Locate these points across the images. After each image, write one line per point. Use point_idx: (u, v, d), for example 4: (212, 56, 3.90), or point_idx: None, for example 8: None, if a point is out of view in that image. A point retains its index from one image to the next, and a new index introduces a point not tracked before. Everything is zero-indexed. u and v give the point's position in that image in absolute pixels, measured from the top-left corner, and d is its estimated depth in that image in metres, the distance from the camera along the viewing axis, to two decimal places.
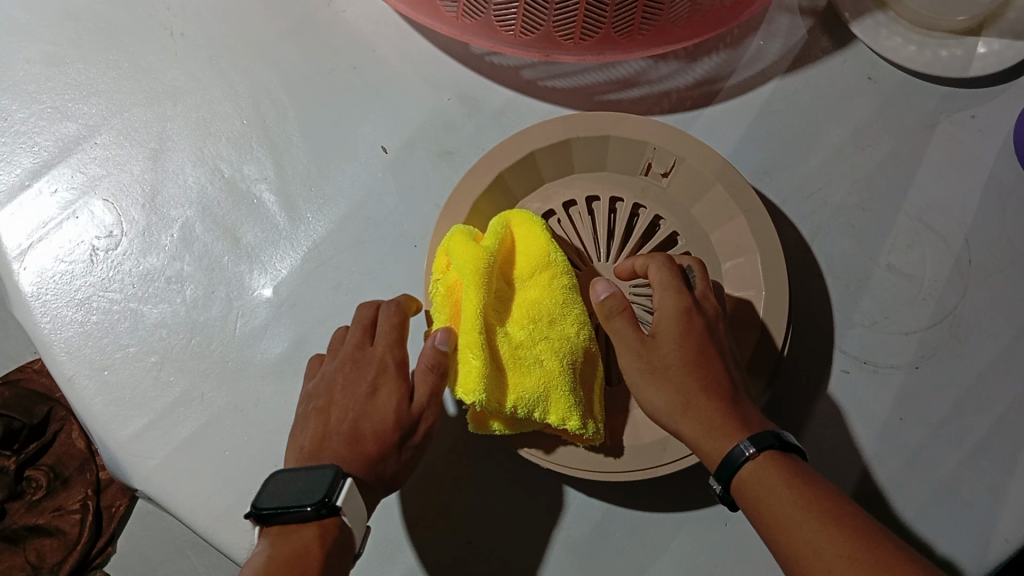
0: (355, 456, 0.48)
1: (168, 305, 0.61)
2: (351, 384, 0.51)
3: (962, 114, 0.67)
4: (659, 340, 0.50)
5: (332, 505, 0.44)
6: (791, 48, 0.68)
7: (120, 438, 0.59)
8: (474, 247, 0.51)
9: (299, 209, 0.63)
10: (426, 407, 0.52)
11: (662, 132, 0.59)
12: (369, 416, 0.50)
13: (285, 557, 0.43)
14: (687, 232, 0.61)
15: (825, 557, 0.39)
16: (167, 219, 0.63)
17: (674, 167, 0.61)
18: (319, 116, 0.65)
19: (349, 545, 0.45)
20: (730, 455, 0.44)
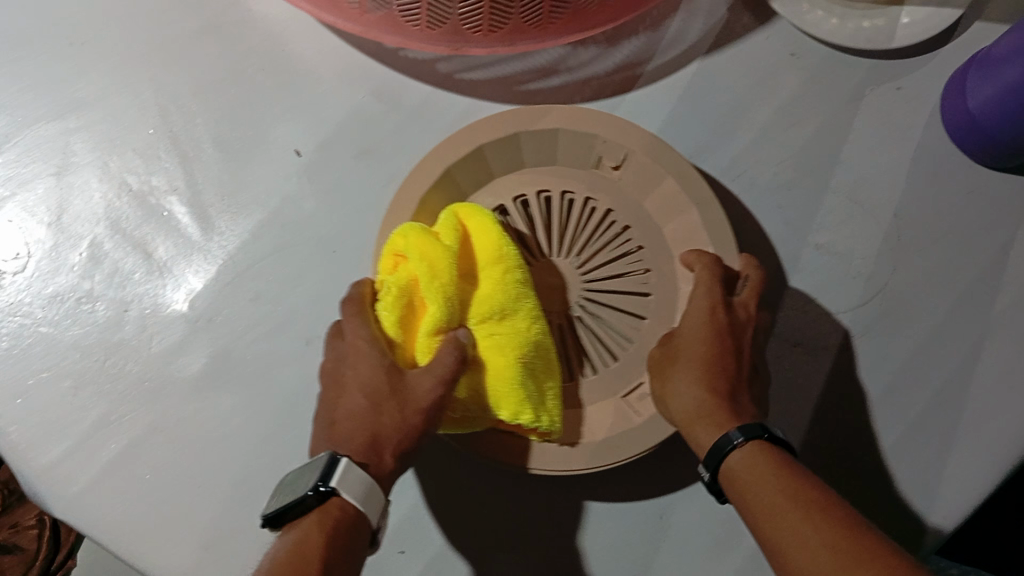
0: (355, 436, 0.47)
1: (81, 327, 0.60)
2: (342, 372, 0.50)
3: (889, 86, 0.65)
4: (683, 337, 0.52)
5: (327, 487, 0.43)
6: (713, 26, 0.66)
7: (37, 467, 0.58)
8: (437, 247, 0.49)
9: (211, 219, 0.61)
10: (428, 374, 0.48)
11: (615, 124, 0.56)
12: (361, 397, 0.48)
13: (287, 544, 0.42)
14: (640, 224, 0.60)
15: (800, 528, 0.39)
16: (75, 237, 0.61)
17: (625, 159, 0.58)
18: (229, 123, 0.63)
19: (361, 532, 0.44)
20: (721, 440, 0.47)
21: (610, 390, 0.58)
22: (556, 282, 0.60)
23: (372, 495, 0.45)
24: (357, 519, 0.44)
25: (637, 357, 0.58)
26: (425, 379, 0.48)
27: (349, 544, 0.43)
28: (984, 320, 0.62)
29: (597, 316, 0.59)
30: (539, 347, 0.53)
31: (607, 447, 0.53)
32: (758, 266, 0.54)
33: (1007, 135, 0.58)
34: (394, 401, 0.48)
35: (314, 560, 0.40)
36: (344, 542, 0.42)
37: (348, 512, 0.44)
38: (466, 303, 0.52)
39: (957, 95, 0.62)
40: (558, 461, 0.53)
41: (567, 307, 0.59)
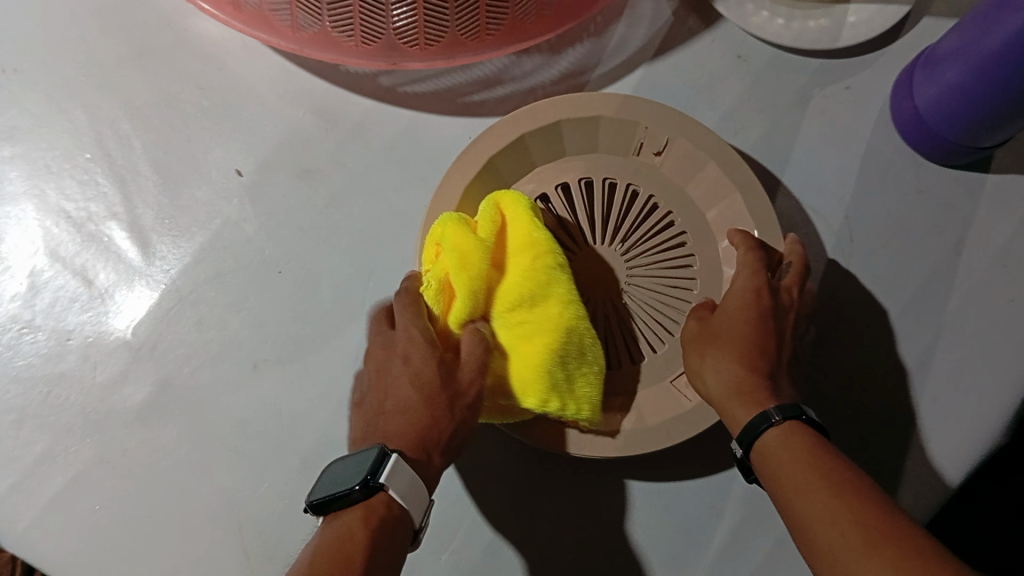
0: (404, 431, 0.46)
1: (23, 359, 0.59)
2: (385, 365, 0.49)
3: (836, 86, 0.65)
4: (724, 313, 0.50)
5: (374, 483, 0.42)
6: (656, 32, 0.65)
7: None
8: (465, 237, 0.49)
9: (152, 243, 0.60)
10: (470, 366, 0.48)
11: (655, 111, 0.56)
12: (409, 394, 0.47)
13: (331, 541, 0.40)
14: (685, 211, 0.58)
15: (835, 522, 0.37)
16: (14, 267, 0.60)
17: (667, 147, 0.57)
18: (168, 146, 0.62)
19: (402, 530, 0.43)
20: (758, 418, 0.44)
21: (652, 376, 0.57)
22: (598, 270, 0.59)
23: (418, 490, 0.44)
24: (402, 516, 0.43)
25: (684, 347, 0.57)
26: (473, 370, 0.48)
27: (392, 544, 0.42)
28: (936, 320, 0.61)
29: (638, 304, 0.58)
30: (579, 335, 0.51)
31: (657, 433, 0.53)
32: (804, 247, 0.53)
33: (960, 135, 0.58)
34: (445, 393, 0.47)
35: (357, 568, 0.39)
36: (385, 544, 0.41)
37: (393, 510, 0.43)
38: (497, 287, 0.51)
39: (904, 94, 0.61)
40: (598, 450, 0.53)
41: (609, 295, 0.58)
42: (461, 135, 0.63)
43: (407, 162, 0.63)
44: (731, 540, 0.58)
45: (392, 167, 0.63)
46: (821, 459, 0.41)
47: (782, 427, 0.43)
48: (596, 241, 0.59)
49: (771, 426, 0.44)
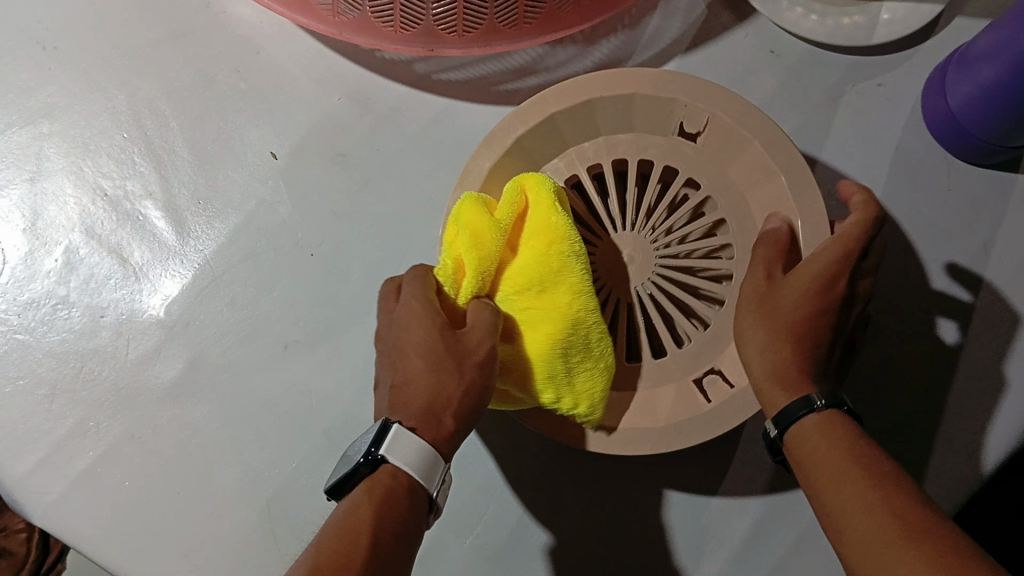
0: (417, 400, 0.45)
1: (57, 333, 0.59)
2: (396, 336, 0.48)
3: (869, 83, 0.65)
4: (779, 292, 0.49)
5: (375, 454, 0.43)
6: (691, 25, 0.65)
7: (14, 475, 0.58)
8: (482, 216, 0.49)
9: (188, 223, 0.61)
10: (481, 333, 0.48)
11: (693, 87, 0.53)
12: (423, 363, 0.47)
13: (339, 516, 0.42)
14: (724, 196, 0.56)
15: (879, 511, 0.38)
16: (50, 243, 0.60)
17: (706, 126, 0.55)
18: (205, 127, 0.62)
19: (417, 499, 0.43)
20: (804, 399, 0.45)
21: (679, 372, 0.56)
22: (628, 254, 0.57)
23: (427, 462, 0.43)
24: (413, 485, 0.43)
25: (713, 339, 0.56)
26: (484, 339, 0.48)
27: (405, 511, 0.42)
28: (964, 319, 0.61)
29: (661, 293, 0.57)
30: (585, 328, 0.51)
31: (672, 427, 0.51)
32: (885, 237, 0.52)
33: (994, 134, 0.58)
34: (450, 357, 0.46)
35: (363, 532, 0.40)
36: (397, 510, 0.41)
37: (403, 477, 0.43)
38: (511, 268, 0.51)
39: (936, 93, 0.61)
40: (612, 446, 0.52)
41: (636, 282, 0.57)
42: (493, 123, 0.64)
43: (438, 150, 0.63)
44: (756, 532, 0.58)
45: (423, 156, 0.63)
46: (858, 449, 0.42)
47: (821, 415, 0.44)
48: (623, 227, 0.58)
49: (810, 413, 0.44)
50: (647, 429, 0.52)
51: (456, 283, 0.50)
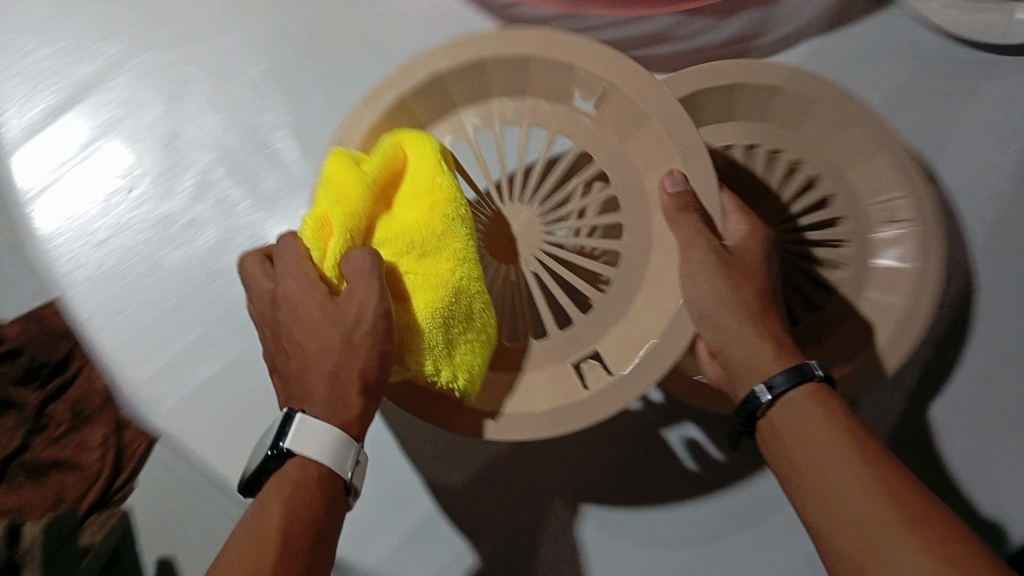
0: (326, 396, 0.42)
1: (186, 250, 0.62)
2: (280, 309, 0.43)
3: (1004, 82, 0.64)
4: (734, 265, 0.46)
5: (279, 447, 0.41)
6: (829, 7, 0.65)
7: (141, 378, 0.61)
8: (351, 171, 0.43)
9: (320, 157, 0.63)
10: (310, 298, 0.42)
11: (586, 52, 0.46)
12: (312, 337, 0.42)
13: (247, 524, 0.40)
14: (620, 176, 0.50)
15: (878, 495, 0.39)
16: (186, 163, 0.63)
17: (605, 97, 0.49)
18: (340, 63, 0.63)
19: (332, 490, 0.42)
20: (799, 370, 0.44)
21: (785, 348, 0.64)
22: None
23: (342, 450, 0.42)
24: (324, 478, 0.42)
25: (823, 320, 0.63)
26: (309, 306, 0.42)
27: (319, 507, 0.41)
28: None
29: (538, 273, 0.52)
30: (463, 295, 0.46)
31: (531, 421, 0.47)
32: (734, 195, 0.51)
33: None
34: (351, 329, 0.42)
35: (267, 543, 0.39)
36: (308, 507, 0.40)
37: (317, 472, 0.41)
38: (388, 224, 0.47)
39: None
40: (523, 434, 0.47)
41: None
42: None
43: None
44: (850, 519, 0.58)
45: None
46: (853, 427, 0.42)
47: (812, 385, 0.44)
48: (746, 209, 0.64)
49: (803, 384, 0.44)
50: (551, 412, 0.47)
51: (323, 248, 0.43)
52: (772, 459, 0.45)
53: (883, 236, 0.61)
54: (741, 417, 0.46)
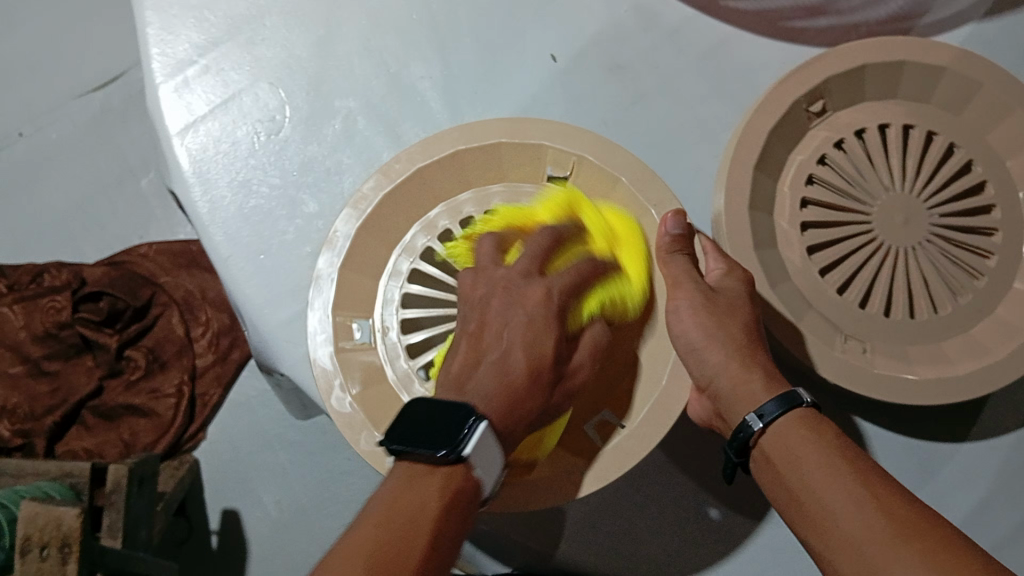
0: (496, 401, 0.47)
1: (327, 195, 0.64)
2: (478, 310, 0.51)
3: None
4: (717, 302, 0.52)
5: (460, 454, 0.43)
6: None
7: (273, 322, 0.62)
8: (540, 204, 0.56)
9: (461, 108, 0.65)
10: (526, 309, 0.50)
11: (556, 132, 0.56)
12: (508, 352, 0.49)
13: (399, 514, 0.41)
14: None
15: (872, 512, 0.43)
16: (331, 109, 0.64)
17: (574, 170, 0.57)
18: (495, 22, 0.65)
19: (472, 502, 0.44)
20: (785, 398, 0.49)
21: (923, 335, 0.60)
22: (904, 215, 0.59)
23: (491, 468, 0.45)
24: (476, 487, 0.44)
25: (966, 310, 0.60)
26: (534, 338, 0.50)
27: (462, 519, 0.43)
28: None
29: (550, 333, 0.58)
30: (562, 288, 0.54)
31: (610, 466, 0.52)
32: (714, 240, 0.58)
33: None
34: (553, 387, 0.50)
35: (425, 529, 0.41)
36: (459, 518, 0.42)
37: (470, 482, 0.44)
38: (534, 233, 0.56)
39: None
40: (594, 483, 0.52)
41: (910, 240, 0.59)
42: (776, 58, 0.65)
43: (717, 75, 0.65)
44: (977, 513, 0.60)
45: (704, 76, 0.65)
46: (841, 448, 0.46)
47: (801, 411, 0.48)
48: (897, 187, 0.60)
49: (793, 409, 0.48)
50: (602, 459, 0.52)
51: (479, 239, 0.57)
52: (769, 486, 0.49)
53: None
54: (735, 447, 0.50)
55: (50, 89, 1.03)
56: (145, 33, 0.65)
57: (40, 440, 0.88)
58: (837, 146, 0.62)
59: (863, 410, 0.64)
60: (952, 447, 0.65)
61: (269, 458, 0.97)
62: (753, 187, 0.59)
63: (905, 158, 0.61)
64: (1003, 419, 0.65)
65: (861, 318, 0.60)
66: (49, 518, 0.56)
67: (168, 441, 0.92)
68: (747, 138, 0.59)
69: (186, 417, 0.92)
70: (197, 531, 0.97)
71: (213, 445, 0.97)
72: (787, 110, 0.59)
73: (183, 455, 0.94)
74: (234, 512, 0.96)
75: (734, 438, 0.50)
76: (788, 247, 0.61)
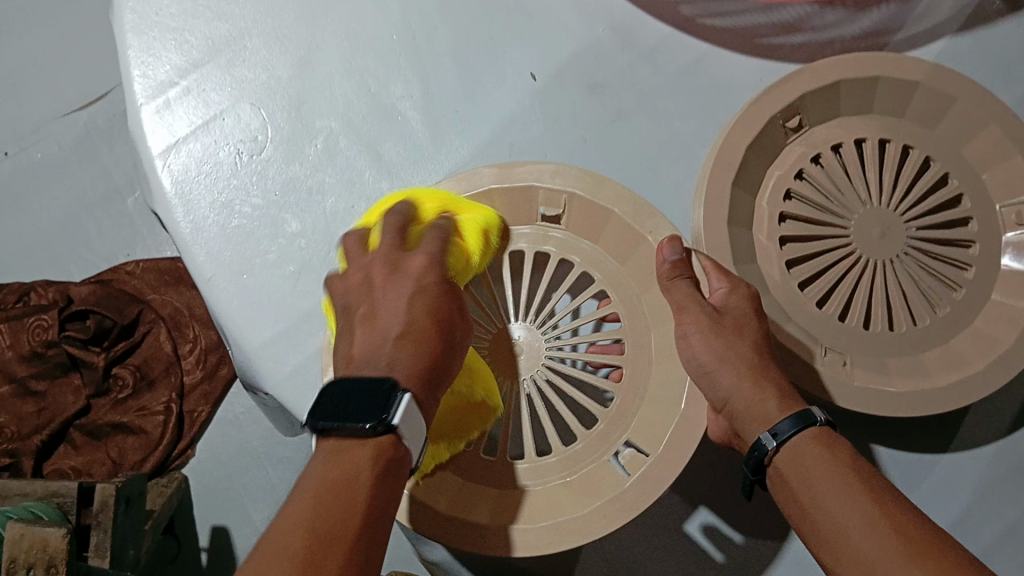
0: (406, 364, 0.47)
1: (309, 215, 0.64)
2: (367, 301, 0.51)
3: None
4: (721, 324, 0.53)
5: (389, 424, 0.43)
6: (964, 7, 0.67)
7: (256, 343, 0.63)
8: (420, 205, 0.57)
9: (442, 127, 0.65)
10: (411, 278, 0.51)
11: (541, 171, 0.58)
12: (405, 318, 0.49)
13: (336, 486, 0.41)
14: (603, 273, 0.58)
15: (886, 533, 0.43)
16: (312, 129, 0.65)
17: (567, 208, 0.58)
18: (474, 41, 0.66)
19: (399, 472, 0.43)
20: (805, 415, 0.49)
21: (904, 347, 0.61)
22: (881, 228, 0.60)
23: (416, 425, 0.45)
24: (403, 457, 0.44)
25: (944, 321, 0.61)
26: (427, 294, 0.50)
27: (390, 488, 0.42)
28: None
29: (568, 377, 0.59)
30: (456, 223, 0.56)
31: (625, 503, 0.52)
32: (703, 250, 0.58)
33: None
34: (446, 328, 0.50)
35: (357, 507, 0.40)
36: (389, 488, 0.42)
37: (399, 452, 0.44)
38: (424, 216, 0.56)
39: None
40: (589, 535, 0.52)
41: (886, 254, 0.60)
42: (753, 75, 0.66)
43: (696, 93, 0.66)
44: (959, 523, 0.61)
45: (682, 94, 0.66)
46: (852, 464, 0.47)
47: (815, 430, 0.49)
48: (873, 201, 0.60)
49: (806, 429, 0.49)
50: (629, 491, 0.52)
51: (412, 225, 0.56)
52: (782, 501, 0.49)
53: (1006, 239, 0.63)
54: (750, 466, 0.50)
55: (33, 110, 1.03)
56: (126, 56, 0.65)
57: (26, 459, 0.88)
58: (815, 161, 0.63)
59: (848, 421, 0.65)
60: (935, 457, 0.65)
61: (258, 475, 0.97)
62: (732, 204, 0.60)
63: (881, 172, 0.62)
64: (983, 429, 0.66)
65: (842, 330, 0.60)
66: (33, 541, 0.55)
67: (156, 460, 0.91)
68: (724, 154, 0.59)
69: (173, 436, 0.92)
70: (186, 549, 0.96)
71: (200, 464, 0.97)
72: (764, 126, 0.60)
73: (171, 472, 0.94)
74: (223, 530, 0.96)
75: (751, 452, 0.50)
76: (768, 262, 0.62)
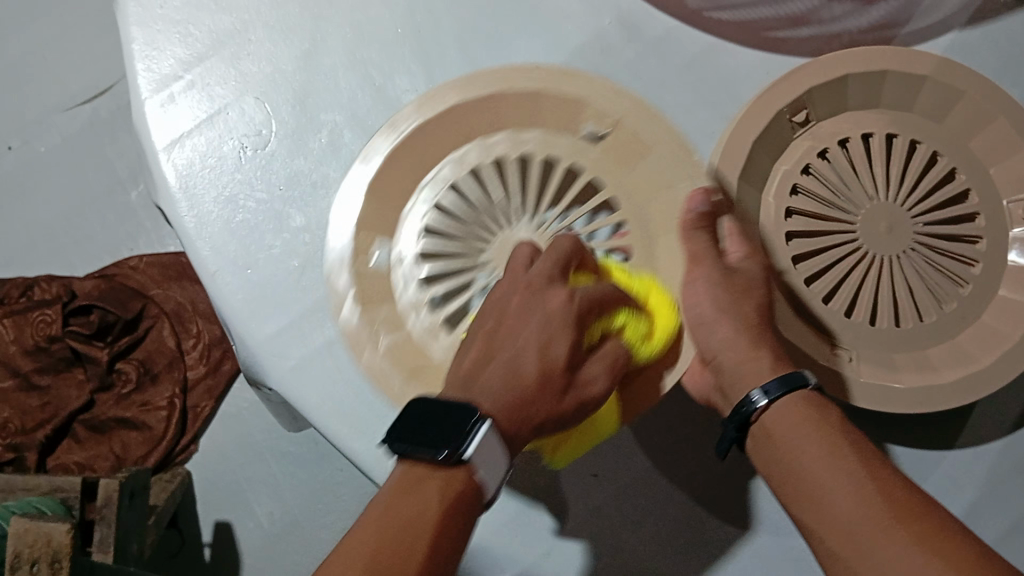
0: (506, 407, 0.49)
1: (314, 207, 0.64)
2: (514, 316, 0.53)
3: None
4: (734, 280, 0.55)
5: (462, 456, 0.46)
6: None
7: (260, 337, 0.63)
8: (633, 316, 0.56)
9: None
10: (543, 311, 0.52)
11: (601, 90, 0.58)
12: (532, 359, 0.51)
13: (402, 520, 0.44)
14: (630, 201, 0.58)
15: (869, 493, 0.46)
16: (317, 122, 0.64)
17: (615, 128, 0.58)
18: (480, 32, 0.66)
19: (477, 498, 0.47)
20: (796, 376, 0.52)
21: (907, 343, 0.60)
22: (887, 223, 0.60)
23: (492, 470, 0.48)
24: (478, 490, 0.47)
25: (951, 317, 0.61)
26: (550, 333, 0.51)
27: (466, 514, 0.46)
28: None
29: None
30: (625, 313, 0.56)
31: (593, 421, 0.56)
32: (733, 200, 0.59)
33: None
34: (561, 384, 0.51)
35: (421, 539, 0.44)
36: (461, 520, 0.46)
37: (472, 484, 0.47)
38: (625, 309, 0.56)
39: None
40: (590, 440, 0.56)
41: (896, 247, 0.60)
42: (757, 68, 0.66)
43: (700, 86, 0.65)
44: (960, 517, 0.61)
45: (687, 89, 0.65)
46: (837, 432, 0.49)
47: (805, 392, 0.52)
48: (881, 196, 0.60)
49: (795, 389, 0.51)
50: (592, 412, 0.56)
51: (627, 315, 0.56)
52: (765, 461, 0.52)
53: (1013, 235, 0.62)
54: (735, 422, 0.53)
55: (36, 102, 1.02)
56: (130, 50, 0.65)
57: (30, 454, 0.88)
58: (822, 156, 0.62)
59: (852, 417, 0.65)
60: (940, 453, 0.65)
61: (261, 470, 0.97)
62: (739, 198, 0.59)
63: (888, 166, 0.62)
64: (986, 426, 0.66)
65: (847, 325, 0.60)
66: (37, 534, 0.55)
67: (159, 455, 0.91)
68: (730, 149, 0.59)
69: (177, 430, 0.91)
70: (189, 543, 0.96)
71: (204, 458, 0.97)
72: (770, 120, 0.60)
73: (174, 467, 0.94)
74: (227, 524, 0.96)
75: (741, 406, 0.53)
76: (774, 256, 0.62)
